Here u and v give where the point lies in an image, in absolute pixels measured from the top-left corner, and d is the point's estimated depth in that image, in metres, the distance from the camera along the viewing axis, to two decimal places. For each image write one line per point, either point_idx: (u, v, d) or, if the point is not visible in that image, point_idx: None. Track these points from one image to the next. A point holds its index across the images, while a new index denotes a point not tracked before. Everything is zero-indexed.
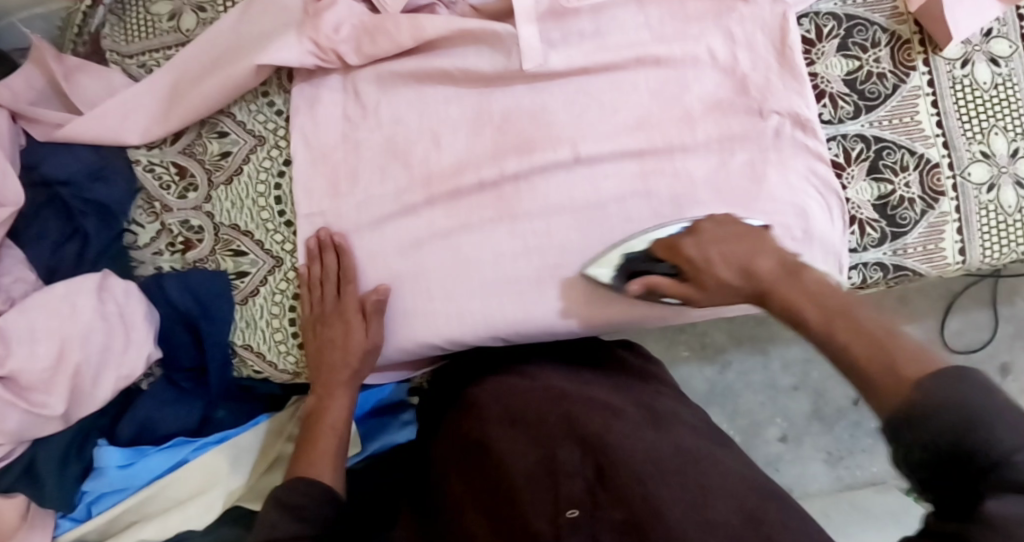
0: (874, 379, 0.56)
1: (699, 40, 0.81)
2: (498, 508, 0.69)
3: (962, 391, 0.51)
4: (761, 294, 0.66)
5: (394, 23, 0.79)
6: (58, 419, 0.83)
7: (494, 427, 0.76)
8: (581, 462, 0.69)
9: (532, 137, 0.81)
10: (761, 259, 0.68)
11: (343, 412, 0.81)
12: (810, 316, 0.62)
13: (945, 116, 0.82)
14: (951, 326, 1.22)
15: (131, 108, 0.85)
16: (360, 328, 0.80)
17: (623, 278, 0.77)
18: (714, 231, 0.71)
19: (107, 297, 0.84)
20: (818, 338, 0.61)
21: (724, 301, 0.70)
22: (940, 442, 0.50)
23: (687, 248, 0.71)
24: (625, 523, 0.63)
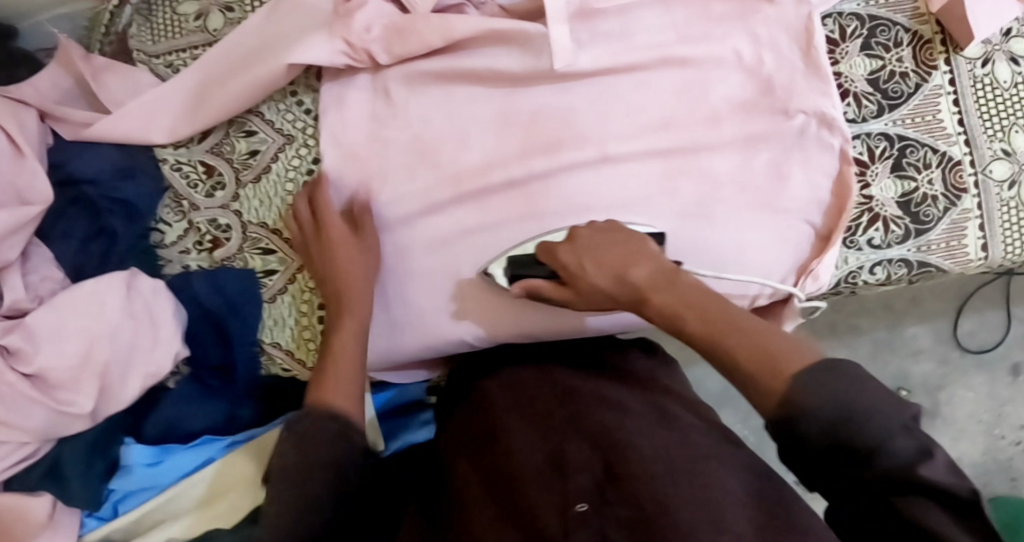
0: (754, 386, 0.60)
1: (725, 41, 0.81)
2: (503, 496, 0.64)
3: (830, 384, 0.57)
4: (639, 304, 0.69)
5: (424, 23, 0.79)
6: (86, 418, 0.83)
7: (506, 424, 0.72)
8: (590, 458, 0.64)
9: (559, 137, 0.81)
10: (634, 265, 0.69)
11: (356, 333, 0.78)
12: (690, 325, 0.65)
13: (967, 115, 0.83)
14: (964, 326, 1.23)
15: (157, 107, 0.85)
16: (339, 238, 0.79)
17: (512, 278, 0.78)
18: (593, 234, 0.72)
19: (135, 295, 0.84)
20: (696, 344, 0.65)
21: (598, 304, 0.73)
22: (822, 435, 0.56)
23: (562, 253, 0.72)
24: (636, 519, 0.56)
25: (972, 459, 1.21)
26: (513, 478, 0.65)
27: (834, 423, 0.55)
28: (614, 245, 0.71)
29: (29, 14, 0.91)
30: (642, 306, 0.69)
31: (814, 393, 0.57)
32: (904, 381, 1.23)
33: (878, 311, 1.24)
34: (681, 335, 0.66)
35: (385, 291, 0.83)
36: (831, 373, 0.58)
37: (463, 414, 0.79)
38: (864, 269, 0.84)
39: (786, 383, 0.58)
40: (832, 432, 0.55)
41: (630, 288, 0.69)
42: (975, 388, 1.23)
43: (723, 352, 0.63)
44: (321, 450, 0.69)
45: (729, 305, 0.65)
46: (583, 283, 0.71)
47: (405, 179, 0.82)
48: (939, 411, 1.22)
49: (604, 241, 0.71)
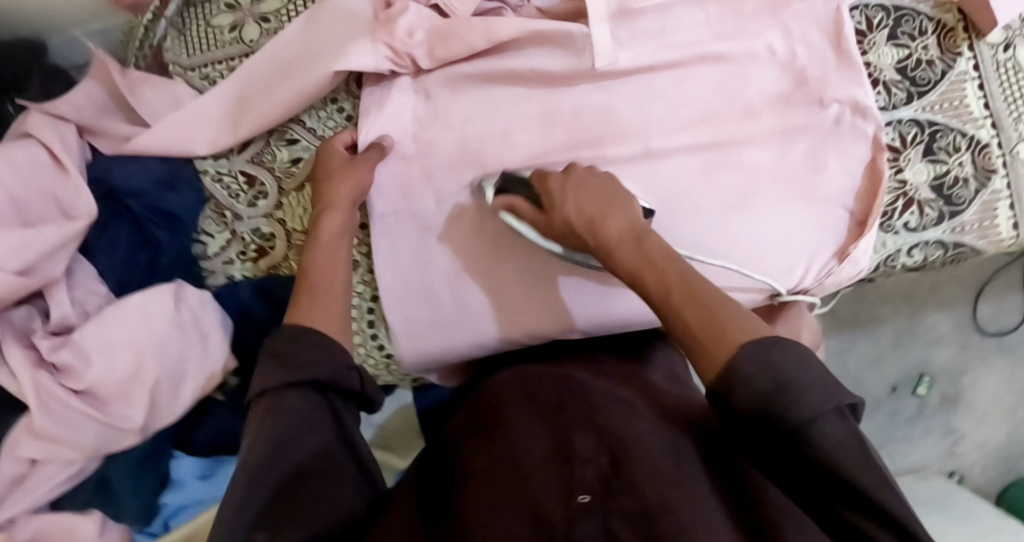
0: (700, 348, 0.62)
1: (757, 36, 0.83)
2: (501, 477, 0.62)
3: (770, 362, 0.58)
4: (600, 253, 0.71)
5: (468, 26, 0.81)
6: (136, 432, 0.82)
7: (510, 406, 0.69)
8: (597, 449, 0.62)
9: (601, 133, 0.83)
10: (605, 219, 0.71)
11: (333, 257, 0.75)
12: (648, 281, 0.67)
13: (992, 99, 0.85)
14: (984, 312, 1.26)
15: (199, 119, 0.86)
16: (330, 160, 0.80)
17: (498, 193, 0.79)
18: (572, 183, 0.74)
19: (183, 305, 0.84)
20: (652, 301, 0.67)
21: (563, 239, 0.75)
22: (751, 404, 0.58)
23: (553, 182, 0.75)
24: (637, 512, 0.58)
25: (997, 443, 1.25)
26: (506, 465, 0.63)
27: (765, 394, 0.57)
28: (598, 191, 0.73)
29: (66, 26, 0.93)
30: (606, 258, 0.71)
31: (751, 369, 0.58)
32: (926, 367, 1.26)
33: (898, 299, 1.27)
34: (639, 288, 0.68)
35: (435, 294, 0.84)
36: (773, 349, 0.59)
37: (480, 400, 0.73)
38: (902, 251, 0.86)
39: (730, 350, 0.60)
40: (766, 401, 0.57)
41: (597, 237, 0.71)
42: (997, 371, 1.26)
43: (673, 312, 0.64)
44: (306, 360, 0.65)
45: (689, 268, 0.66)
46: (559, 218, 0.73)
47: (450, 181, 0.83)
48: (962, 396, 1.26)
49: (584, 190, 0.73)
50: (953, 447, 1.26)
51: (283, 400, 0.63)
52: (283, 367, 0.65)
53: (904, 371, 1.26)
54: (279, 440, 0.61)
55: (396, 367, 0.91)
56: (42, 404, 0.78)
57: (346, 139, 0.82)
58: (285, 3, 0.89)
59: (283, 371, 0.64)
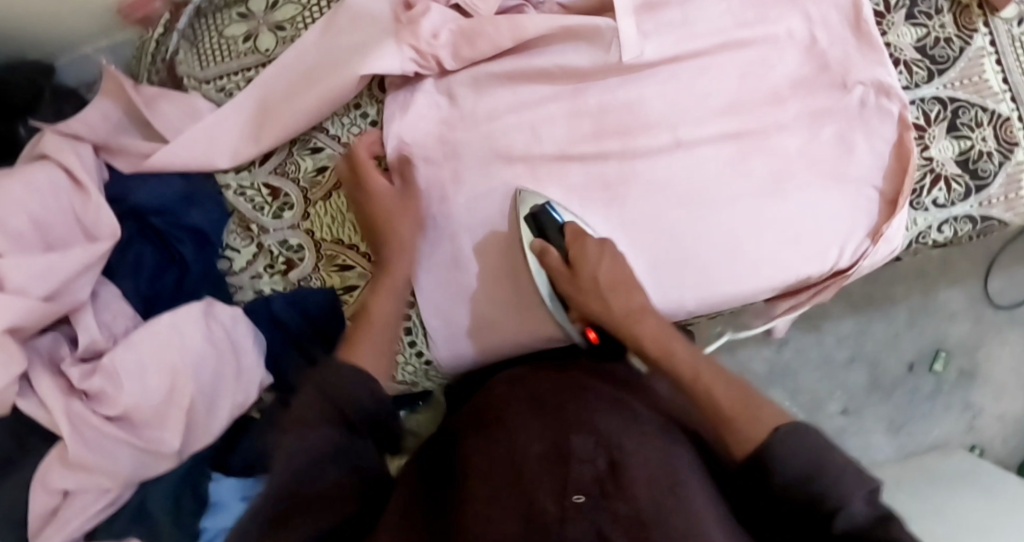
0: (732, 422, 0.66)
1: (779, 22, 0.84)
2: (496, 482, 0.57)
3: (805, 443, 0.60)
4: (623, 323, 0.79)
5: (494, 25, 0.80)
6: (172, 456, 0.80)
7: (517, 415, 0.66)
8: (595, 449, 0.58)
9: (631, 126, 0.83)
10: (630, 295, 0.80)
11: (389, 310, 0.76)
12: (672, 357, 0.75)
13: (1010, 73, 0.87)
14: (995, 285, 1.33)
15: (218, 132, 0.84)
16: (382, 187, 0.80)
17: (535, 232, 0.81)
18: (606, 253, 0.80)
19: (214, 322, 0.82)
20: (676, 374, 0.74)
21: (580, 298, 0.80)
22: (789, 485, 0.58)
23: (590, 248, 0.79)
24: (631, 519, 0.52)
25: (1014, 414, 1.33)
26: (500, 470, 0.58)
27: (801, 478, 0.58)
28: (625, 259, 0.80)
29: (78, 44, 0.91)
30: (629, 330, 0.78)
31: (788, 451, 0.59)
32: (942, 343, 1.33)
33: (912, 278, 1.32)
34: (662, 362, 0.76)
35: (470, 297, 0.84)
36: (796, 435, 0.60)
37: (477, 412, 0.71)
38: (932, 228, 0.87)
39: (762, 429, 0.64)
40: (801, 485, 0.58)
41: (623, 303, 0.79)
42: (1011, 342, 1.33)
43: (698, 387, 0.71)
44: (348, 396, 0.64)
45: (701, 360, 0.74)
46: (586, 277, 0.79)
47: (481, 183, 0.82)
48: (978, 370, 1.33)
49: (612, 261, 0.80)
50: (972, 422, 1.33)
51: (315, 431, 0.62)
52: (326, 398, 0.64)
53: (921, 347, 1.32)
54: (304, 465, 0.60)
55: (436, 373, 0.90)
56: (77, 434, 0.75)
57: (372, 145, 0.83)
58: (300, 9, 0.87)
59: (328, 402, 0.64)
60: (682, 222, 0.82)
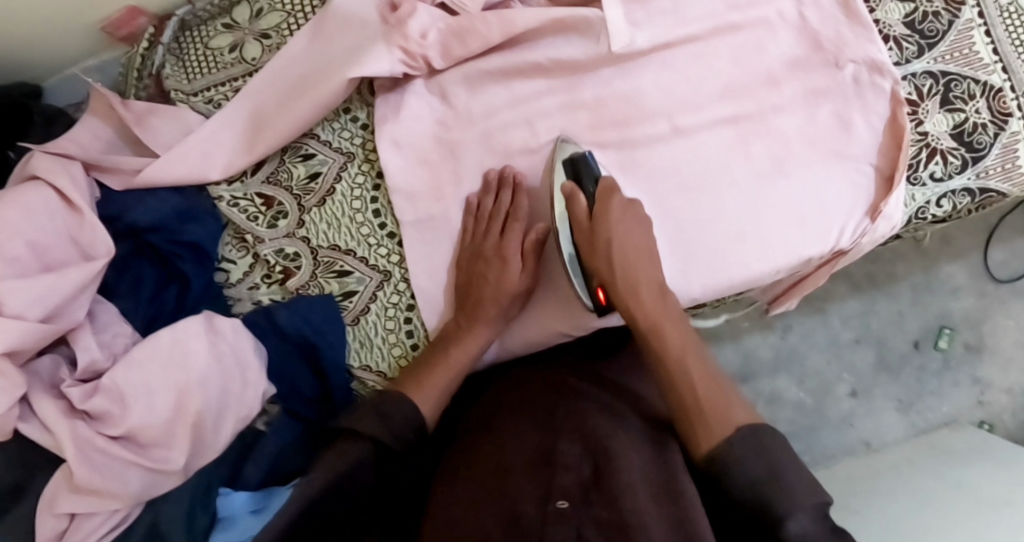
0: (695, 412, 0.67)
1: (769, 3, 0.83)
2: (485, 492, 0.65)
3: (759, 451, 0.63)
4: (625, 288, 0.74)
5: (483, 22, 0.79)
6: (180, 473, 0.79)
7: (515, 424, 0.75)
8: (579, 458, 0.67)
9: (628, 115, 0.82)
10: (634, 261, 0.75)
11: (468, 355, 0.79)
12: (665, 332, 0.72)
13: (999, 44, 0.86)
14: (996, 257, 1.32)
15: (211, 144, 0.84)
16: (517, 269, 0.79)
17: (569, 178, 0.79)
18: (628, 216, 0.76)
19: (217, 338, 0.81)
20: (662, 352, 0.71)
21: (590, 246, 0.76)
22: (743, 486, 0.62)
23: (614, 208, 0.76)
24: (611, 524, 0.60)
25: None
26: (493, 475, 0.67)
27: (757, 480, 0.61)
28: (641, 226, 0.77)
29: (64, 65, 0.91)
30: (625, 294, 0.74)
31: (741, 454, 0.63)
32: (946, 319, 1.32)
33: (910, 255, 1.32)
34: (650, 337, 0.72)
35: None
36: (757, 435, 0.64)
37: (483, 414, 0.81)
38: (931, 203, 0.86)
39: (728, 428, 0.65)
40: (756, 487, 0.61)
41: (626, 273, 0.74)
42: (1015, 315, 1.32)
43: (676, 367, 0.70)
44: (396, 419, 0.72)
45: (691, 341, 0.72)
46: (600, 233, 0.75)
47: (481, 181, 0.82)
48: (985, 344, 1.32)
49: (630, 225, 0.76)
50: (982, 396, 1.32)
51: (360, 446, 0.69)
52: (377, 417, 0.71)
53: (926, 325, 1.32)
54: (344, 475, 0.67)
55: None
56: (80, 453, 0.74)
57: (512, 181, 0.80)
58: (286, 16, 0.86)
59: (378, 420, 0.71)
60: (683, 206, 0.82)
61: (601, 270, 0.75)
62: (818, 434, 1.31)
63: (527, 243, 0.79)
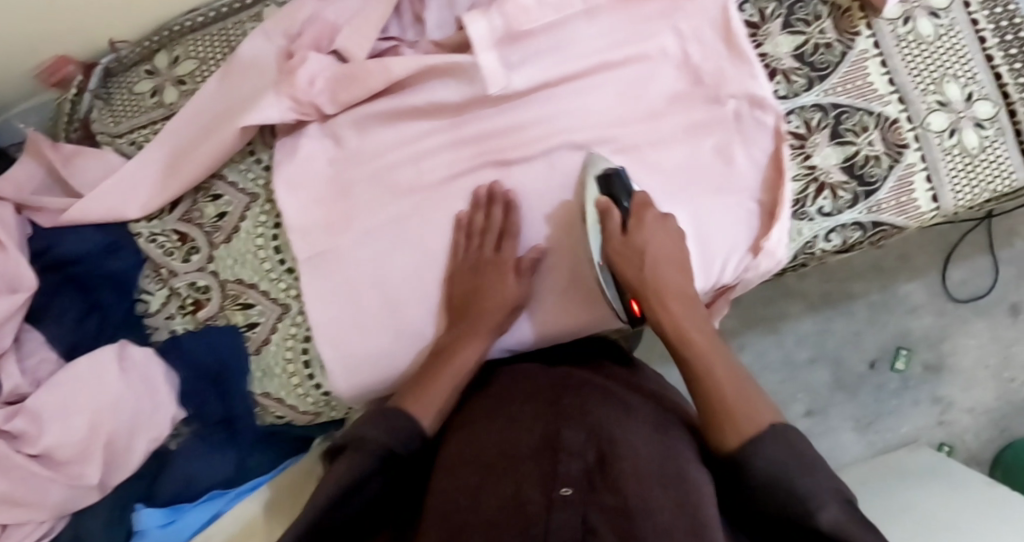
0: (724, 416, 0.70)
1: (652, 40, 0.84)
2: (492, 475, 0.65)
3: (785, 450, 0.66)
4: (655, 300, 0.77)
5: (364, 70, 0.83)
6: (96, 488, 0.86)
7: (514, 409, 0.74)
8: (583, 444, 0.66)
9: (507, 151, 0.85)
10: (666, 274, 0.78)
11: (474, 358, 0.80)
12: (692, 339, 0.76)
13: (895, 74, 0.86)
14: (955, 276, 1.28)
15: (133, 183, 0.90)
16: (515, 283, 0.82)
17: (603, 193, 0.80)
18: (662, 230, 0.79)
19: (129, 364, 0.86)
20: (690, 360, 0.75)
21: (618, 262, 0.79)
22: (771, 474, 0.65)
23: (647, 222, 0.79)
24: (615, 510, 0.60)
25: (985, 406, 1.27)
26: (494, 460, 0.67)
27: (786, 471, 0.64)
28: (676, 237, 0.80)
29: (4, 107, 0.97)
30: (655, 306, 0.78)
31: (767, 450, 0.66)
32: (904, 339, 1.28)
33: (868, 274, 1.29)
34: (677, 344, 0.76)
35: (371, 314, 0.86)
36: (782, 435, 0.67)
37: (478, 402, 0.79)
38: (819, 238, 0.85)
39: (760, 425, 0.68)
40: (785, 479, 0.64)
41: (657, 284, 0.78)
42: (977, 334, 1.28)
43: (703, 374, 0.74)
44: (397, 428, 0.71)
45: (718, 352, 0.76)
46: (635, 247, 0.78)
47: (472, 198, 0.84)
48: (945, 364, 1.28)
49: (661, 238, 0.79)
50: (942, 416, 1.28)
51: (364, 459, 0.69)
52: (383, 429, 0.71)
53: (883, 344, 1.28)
54: (350, 487, 0.67)
55: (339, 403, 0.89)
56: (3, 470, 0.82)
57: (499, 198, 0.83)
58: (199, 64, 0.92)
59: (382, 433, 0.71)
60: (575, 240, 0.85)
61: (632, 283, 0.78)
62: None
63: (524, 260, 0.83)
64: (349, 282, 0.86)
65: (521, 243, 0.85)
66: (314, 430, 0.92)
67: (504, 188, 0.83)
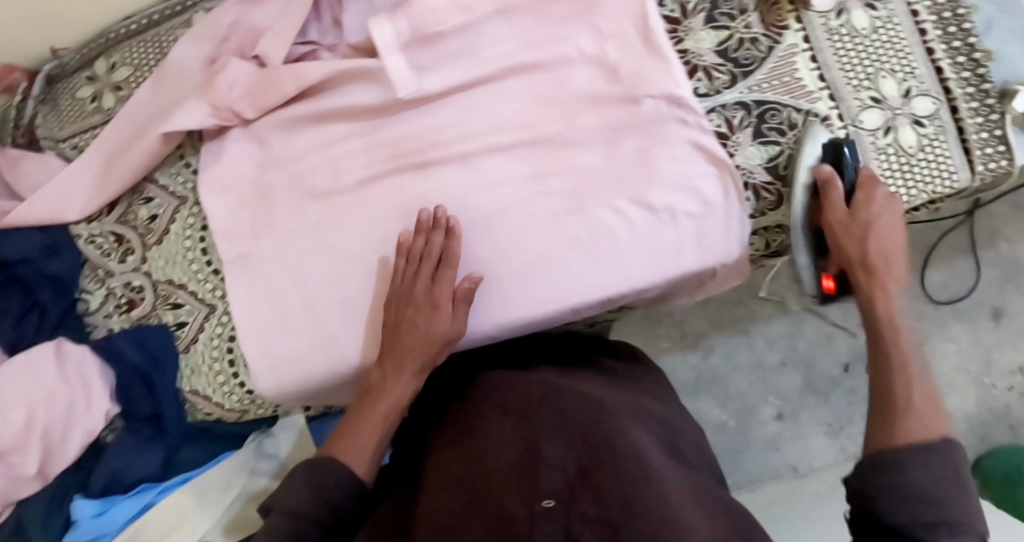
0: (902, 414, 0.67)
1: (568, 41, 0.82)
2: (471, 493, 0.61)
3: (943, 465, 0.63)
4: (875, 280, 0.74)
5: (279, 75, 0.85)
6: (36, 478, 0.88)
7: (490, 416, 0.69)
8: (564, 454, 0.62)
9: (423, 154, 0.84)
10: (894, 258, 0.75)
11: (405, 395, 0.77)
12: (899, 334, 0.72)
13: (826, 69, 0.82)
14: (934, 278, 1.23)
15: (73, 185, 0.92)
16: (448, 317, 0.77)
17: (821, 160, 0.78)
18: (890, 212, 0.76)
19: (66, 361, 0.88)
20: (891, 350, 0.71)
21: (841, 232, 0.76)
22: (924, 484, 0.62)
23: (878, 199, 0.76)
24: (600, 520, 0.56)
25: (965, 412, 1.22)
26: (474, 475, 0.62)
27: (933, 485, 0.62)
28: (898, 224, 0.76)
29: None
30: (872, 284, 0.74)
31: (918, 463, 0.63)
32: None
33: None
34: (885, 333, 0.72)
35: (286, 314, 0.85)
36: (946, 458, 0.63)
37: (452, 416, 0.76)
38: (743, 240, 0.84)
39: (931, 435, 0.65)
40: (935, 495, 0.61)
41: (882, 264, 0.74)
42: (956, 338, 1.23)
43: (894, 377, 0.70)
44: (323, 485, 0.71)
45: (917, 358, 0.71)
46: (864, 221, 0.75)
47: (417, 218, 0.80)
48: None
49: (890, 221, 0.76)
50: None
51: (291, 520, 0.69)
52: (310, 490, 0.70)
53: (857, 347, 1.25)
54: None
55: (264, 401, 0.91)
56: None
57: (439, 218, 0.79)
58: (134, 70, 0.95)
59: (310, 494, 0.70)
60: (490, 248, 0.81)
61: (852, 255, 0.75)
62: (740, 456, 1.26)
63: (460, 290, 0.78)
64: (269, 285, 0.86)
65: (459, 270, 0.80)
66: (248, 426, 0.97)
67: (447, 213, 0.79)
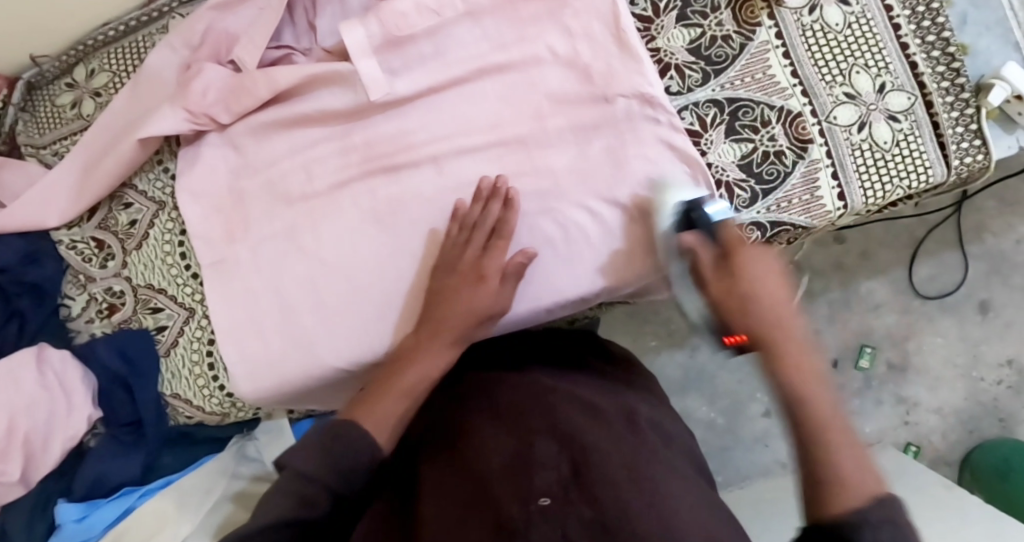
0: (833, 489, 0.56)
1: (537, 40, 0.82)
2: (465, 495, 0.62)
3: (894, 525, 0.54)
4: (773, 352, 0.61)
5: (252, 81, 0.85)
6: (18, 484, 0.88)
7: (480, 416, 0.70)
8: (557, 455, 0.63)
9: (395, 156, 0.84)
10: (785, 321, 0.62)
11: (431, 371, 0.74)
12: (816, 404, 0.59)
13: (799, 65, 0.82)
14: (922, 272, 1.22)
15: (52, 192, 0.92)
16: (494, 291, 0.77)
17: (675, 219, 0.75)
18: (767, 264, 0.64)
19: (46, 367, 0.88)
20: (807, 420, 0.59)
21: (722, 298, 0.65)
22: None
23: (749, 253, 0.65)
24: (595, 521, 0.57)
25: (953, 406, 1.22)
26: (468, 477, 0.63)
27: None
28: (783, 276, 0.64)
29: None
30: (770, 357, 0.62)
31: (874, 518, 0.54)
32: (868, 338, 1.23)
33: (829, 271, 1.23)
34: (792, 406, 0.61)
35: (264, 318, 0.86)
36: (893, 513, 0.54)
37: (437, 412, 0.76)
38: None
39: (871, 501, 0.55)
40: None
41: (773, 332, 0.62)
42: (944, 332, 1.22)
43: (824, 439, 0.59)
44: (345, 451, 0.65)
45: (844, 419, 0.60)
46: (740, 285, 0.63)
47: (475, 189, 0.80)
48: (909, 362, 1.22)
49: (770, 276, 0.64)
50: (907, 416, 1.22)
51: (302, 487, 0.63)
52: (324, 455, 0.65)
53: (848, 340, 1.23)
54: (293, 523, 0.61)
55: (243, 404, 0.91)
56: None
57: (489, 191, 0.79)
58: (112, 76, 0.96)
59: (325, 459, 0.65)
60: None
61: (740, 327, 0.63)
62: (730, 454, 1.26)
63: (511, 265, 0.78)
64: (246, 288, 0.86)
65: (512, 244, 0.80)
66: (228, 428, 0.98)
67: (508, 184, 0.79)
